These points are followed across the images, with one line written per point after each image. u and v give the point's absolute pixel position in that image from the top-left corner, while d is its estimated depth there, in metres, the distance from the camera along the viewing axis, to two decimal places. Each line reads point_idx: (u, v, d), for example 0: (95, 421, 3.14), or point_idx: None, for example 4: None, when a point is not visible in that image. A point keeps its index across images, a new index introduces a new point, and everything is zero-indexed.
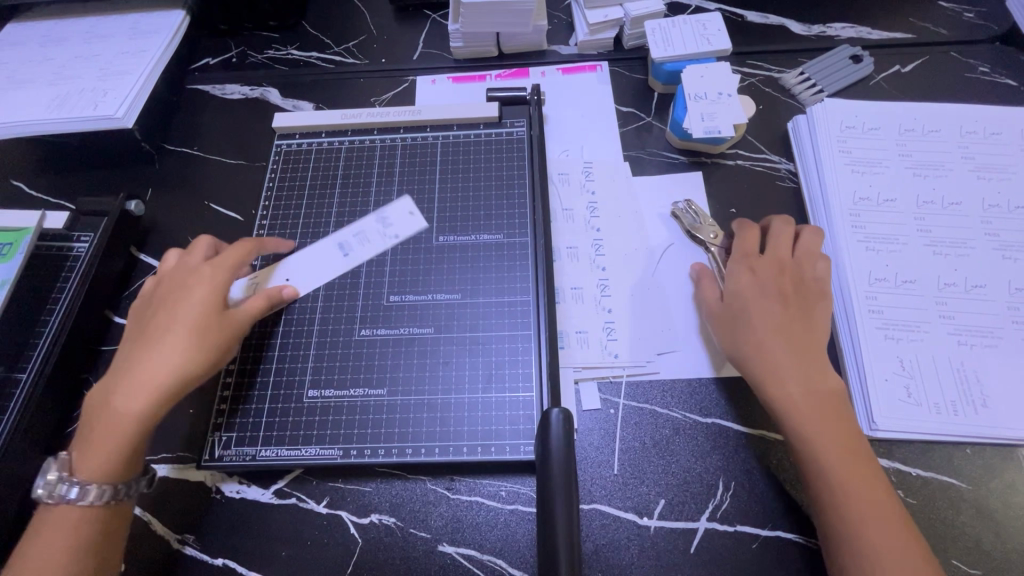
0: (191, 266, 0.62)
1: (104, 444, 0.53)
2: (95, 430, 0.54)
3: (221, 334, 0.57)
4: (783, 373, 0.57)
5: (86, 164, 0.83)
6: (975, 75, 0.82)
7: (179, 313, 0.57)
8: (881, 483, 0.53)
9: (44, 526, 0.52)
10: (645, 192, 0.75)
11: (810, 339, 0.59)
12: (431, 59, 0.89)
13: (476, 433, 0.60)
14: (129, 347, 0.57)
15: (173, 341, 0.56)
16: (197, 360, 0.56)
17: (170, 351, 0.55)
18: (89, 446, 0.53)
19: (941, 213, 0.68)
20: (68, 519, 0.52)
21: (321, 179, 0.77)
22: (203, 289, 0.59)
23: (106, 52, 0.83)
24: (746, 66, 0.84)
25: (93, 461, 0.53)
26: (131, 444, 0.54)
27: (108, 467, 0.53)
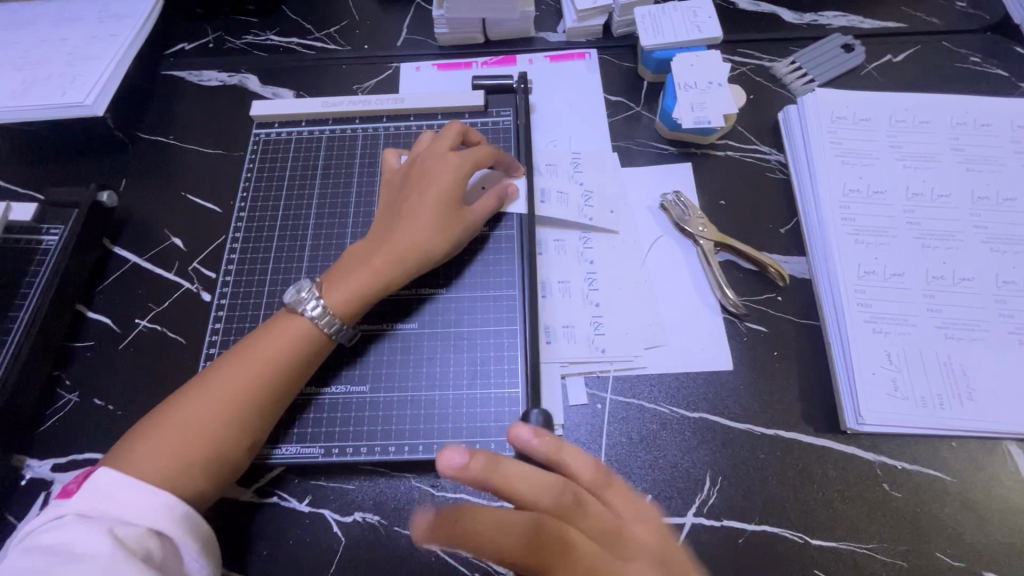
0: (427, 164, 0.64)
1: (256, 365, 0.54)
2: (239, 351, 0.55)
3: (451, 233, 0.62)
4: (577, 542, 0.46)
5: (56, 153, 0.79)
6: (965, 65, 0.81)
7: (409, 219, 0.61)
8: None
9: (228, 371, 0.54)
10: (634, 184, 0.74)
11: (591, 546, 0.46)
12: (416, 45, 0.87)
13: (462, 431, 0.59)
14: (221, 369, 0.54)
15: (401, 248, 0.60)
16: (424, 264, 0.61)
17: (256, 394, 0.54)
18: (232, 361, 0.54)
19: (930, 205, 0.68)
20: (218, 404, 0.52)
21: (301, 169, 0.75)
22: (446, 192, 0.62)
23: (76, 36, 0.80)
24: (737, 55, 0.83)
25: (239, 376, 0.53)
26: (282, 385, 0.55)
27: (251, 394, 0.53)
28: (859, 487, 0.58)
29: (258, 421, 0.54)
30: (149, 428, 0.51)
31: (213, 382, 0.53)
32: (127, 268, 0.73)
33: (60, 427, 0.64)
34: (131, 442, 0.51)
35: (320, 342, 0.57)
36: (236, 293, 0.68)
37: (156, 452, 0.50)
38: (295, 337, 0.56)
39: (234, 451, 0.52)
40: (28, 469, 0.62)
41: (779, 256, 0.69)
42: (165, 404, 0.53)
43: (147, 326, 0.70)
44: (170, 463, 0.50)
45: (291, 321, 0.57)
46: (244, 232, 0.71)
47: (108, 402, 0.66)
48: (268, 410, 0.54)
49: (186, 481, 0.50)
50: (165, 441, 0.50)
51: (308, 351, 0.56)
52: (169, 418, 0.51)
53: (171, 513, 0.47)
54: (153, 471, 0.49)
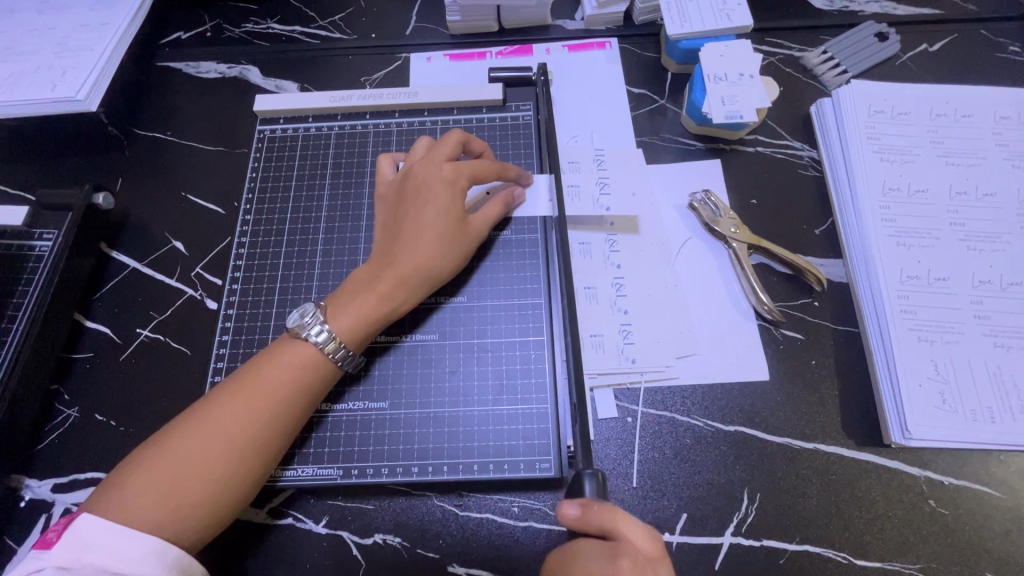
0: (425, 175, 0.59)
1: (261, 399, 0.50)
2: (240, 383, 0.51)
3: (459, 249, 0.59)
4: None
5: (47, 151, 0.75)
6: (1005, 55, 0.77)
7: (413, 238, 0.57)
8: None
9: (211, 424, 0.49)
10: (661, 183, 0.70)
11: None
12: (426, 34, 0.82)
13: (488, 449, 0.56)
14: (228, 400, 0.50)
15: (408, 271, 0.56)
16: (434, 284, 0.58)
17: (270, 424, 0.50)
18: (232, 394, 0.51)
19: (974, 205, 0.64)
20: (217, 442, 0.48)
21: (309, 169, 0.70)
22: (451, 207, 0.58)
23: (64, 25, 0.75)
24: (766, 44, 0.78)
25: (241, 412, 0.50)
26: (287, 420, 0.51)
27: (254, 432, 0.50)
28: (904, 503, 0.55)
29: (261, 461, 0.50)
30: (140, 465, 0.48)
31: (212, 418, 0.49)
32: (126, 274, 0.69)
33: (60, 445, 0.61)
34: (120, 481, 0.47)
35: (326, 373, 0.54)
36: (243, 302, 0.64)
37: (149, 496, 0.46)
38: (299, 368, 0.52)
39: (235, 493, 0.49)
40: (28, 490, 0.59)
41: (815, 259, 0.66)
42: (158, 439, 0.49)
43: (149, 336, 0.66)
44: (164, 508, 0.46)
45: (295, 351, 0.53)
46: (250, 236, 0.67)
47: (110, 417, 0.62)
48: (271, 448, 0.51)
49: (182, 527, 0.47)
50: (154, 497, 0.46)
51: (313, 384, 0.53)
52: (162, 456, 0.48)
53: (161, 560, 0.44)
54: (147, 516, 0.46)
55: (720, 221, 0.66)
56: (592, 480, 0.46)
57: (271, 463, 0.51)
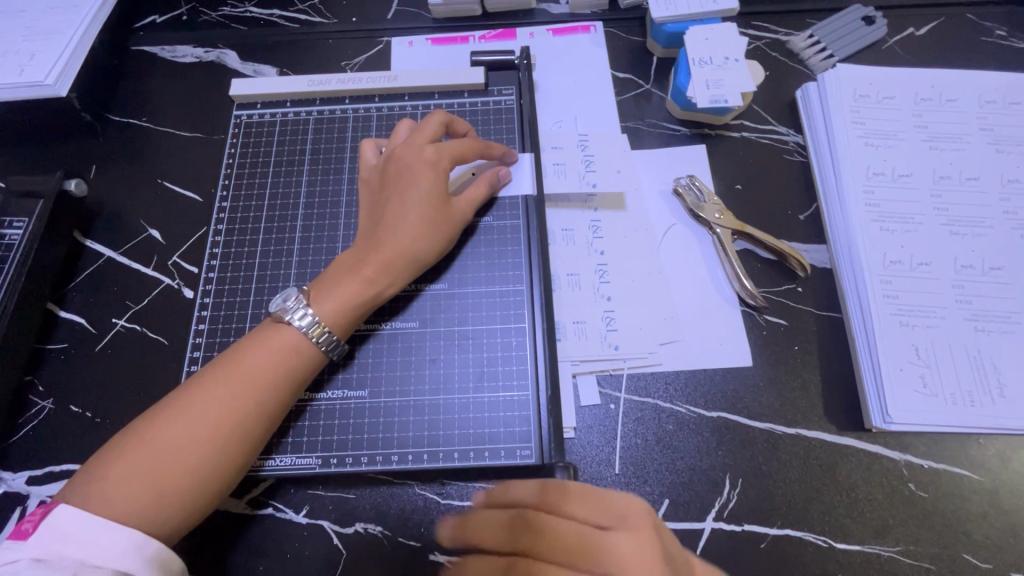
0: (407, 157, 0.58)
1: (242, 388, 0.49)
2: (223, 369, 0.50)
3: (444, 232, 0.58)
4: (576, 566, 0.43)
5: (18, 138, 0.73)
6: (991, 39, 0.76)
7: (397, 222, 0.56)
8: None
9: (192, 413, 0.48)
10: (645, 169, 0.70)
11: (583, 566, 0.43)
12: (408, 18, 0.80)
13: (469, 437, 0.55)
14: (208, 389, 0.49)
15: (392, 254, 0.55)
16: (419, 268, 0.57)
17: (253, 412, 0.49)
18: (215, 382, 0.50)
19: (957, 189, 0.64)
20: (201, 430, 0.48)
21: (287, 155, 0.69)
22: (434, 189, 0.57)
23: (32, 7, 0.73)
24: (751, 28, 0.77)
25: (223, 399, 0.49)
26: (272, 406, 0.51)
27: (239, 420, 0.49)
28: (885, 486, 0.55)
29: (246, 448, 0.49)
30: (119, 455, 0.46)
31: (192, 406, 0.48)
32: (101, 263, 0.68)
33: (34, 437, 0.60)
34: (99, 472, 0.46)
35: (311, 359, 0.53)
36: (220, 290, 0.63)
37: (129, 486, 0.45)
38: (284, 354, 0.52)
39: (220, 481, 0.48)
40: (2, 482, 0.58)
41: (799, 244, 0.65)
42: (139, 427, 0.48)
43: (124, 326, 0.65)
44: (146, 498, 0.45)
45: (279, 336, 0.52)
46: (227, 224, 0.66)
47: (86, 408, 0.61)
48: (256, 435, 0.50)
49: (165, 516, 0.46)
50: (132, 490, 0.45)
51: (299, 371, 0.52)
52: (142, 445, 0.47)
53: (139, 553, 0.43)
54: (128, 506, 0.45)
55: (703, 206, 0.65)
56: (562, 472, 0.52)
57: (256, 450, 0.51)
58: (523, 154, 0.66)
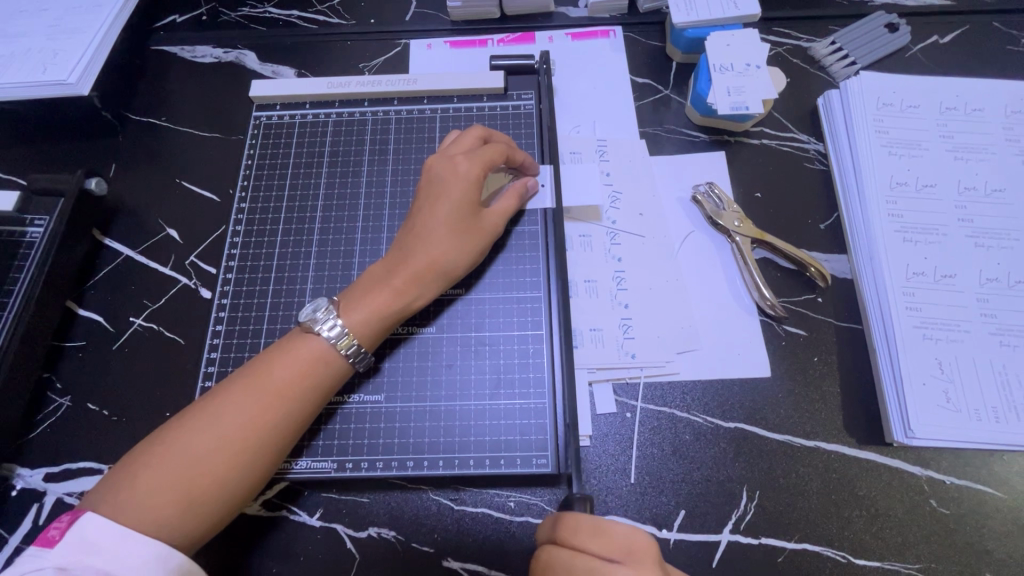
0: (442, 170, 0.58)
1: (270, 399, 0.50)
2: (251, 379, 0.50)
3: (475, 246, 0.58)
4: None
5: (39, 136, 0.74)
6: (1016, 48, 0.75)
7: (428, 234, 0.56)
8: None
9: (221, 423, 0.48)
10: (664, 175, 0.69)
11: None
12: (426, 20, 0.80)
13: (485, 444, 0.55)
14: (237, 398, 0.49)
15: (423, 267, 0.55)
16: (449, 282, 0.57)
17: (280, 423, 0.50)
18: (243, 391, 0.50)
19: (983, 200, 0.63)
20: (226, 441, 0.47)
21: (305, 156, 0.69)
22: (468, 202, 0.57)
23: (56, 6, 0.73)
24: (773, 34, 0.77)
25: (252, 409, 0.49)
26: (298, 417, 0.51)
27: (266, 431, 0.49)
28: (906, 502, 0.54)
29: (271, 458, 0.50)
30: (146, 463, 0.46)
31: (221, 416, 0.48)
32: (119, 262, 0.68)
33: (52, 434, 0.60)
34: (124, 481, 0.46)
35: (337, 371, 0.53)
36: (238, 291, 0.63)
37: (155, 496, 0.45)
38: (310, 364, 0.52)
39: (244, 491, 0.48)
40: (20, 479, 0.59)
41: (820, 254, 0.65)
42: (163, 435, 0.48)
43: (143, 325, 0.65)
44: (172, 508, 0.45)
45: (307, 346, 0.52)
46: (246, 224, 0.66)
47: (103, 406, 0.61)
48: (282, 445, 0.50)
49: (189, 526, 0.46)
50: (160, 499, 0.45)
51: (324, 381, 0.52)
52: (167, 455, 0.47)
53: (163, 565, 0.43)
54: (153, 517, 0.45)
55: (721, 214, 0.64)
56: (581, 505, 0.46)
57: (280, 460, 0.51)
58: (544, 166, 0.65)
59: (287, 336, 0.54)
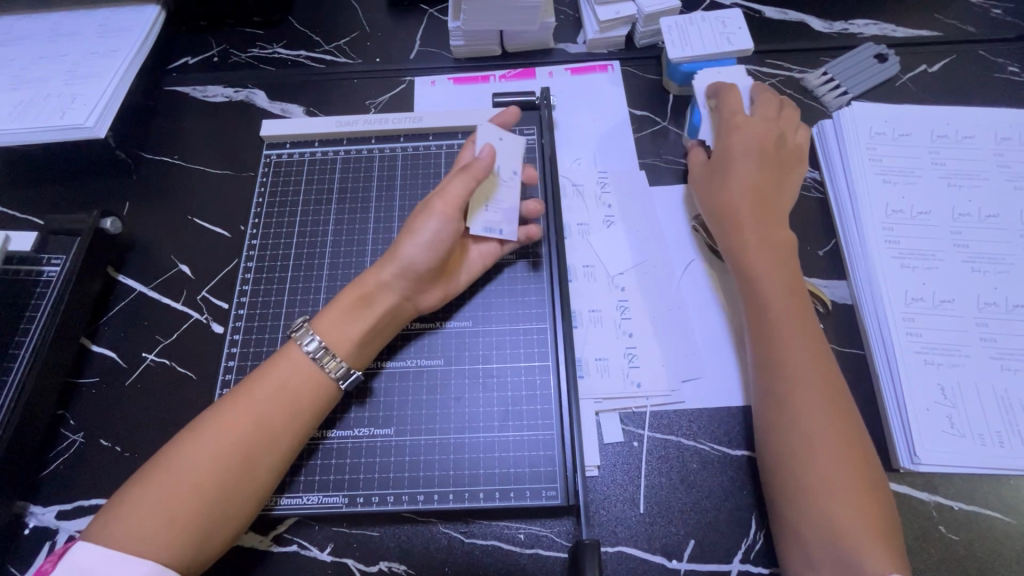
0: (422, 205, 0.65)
1: (249, 415, 0.51)
2: (235, 397, 0.52)
3: (414, 236, 0.58)
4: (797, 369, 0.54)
5: (57, 176, 0.76)
6: (1003, 76, 0.78)
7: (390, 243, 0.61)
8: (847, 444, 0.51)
9: (204, 439, 0.49)
10: (664, 205, 0.71)
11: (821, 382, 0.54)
12: (430, 58, 0.83)
13: (494, 476, 0.56)
14: (222, 414, 0.51)
15: (380, 265, 0.58)
16: (379, 271, 0.58)
17: (260, 436, 0.51)
18: (226, 409, 0.51)
19: (978, 226, 0.65)
20: (212, 457, 0.49)
21: (315, 193, 0.71)
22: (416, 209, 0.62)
23: (74, 53, 0.76)
24: (766, 66, 0.79)
25: (232, 425, 0.50)
26: (279, 431, 0.52)
27: (245, 445, 0.50)
28: (916, 528, 0.55)
29: (253, 475, 0.50)
30: (136, 486, 0.48)
31: (205, 433, 0.50)
32: (133, 298, 0.69)
33: (65, 471, 0.61)
34: (118, 506, 0.47)
35: (318, 386, 0.54)
36: (249, 326, 0.65)
37: (144, 514, 0.46)
38: (290, 378, 0.53)
39: (229, 510, 0.49)
40: (33, 517, 0.59)
41: (820, 280, 0.66)
42: (156, 456, 0.50)
43: (154, 360, 0.66)
44: (156, 528, 0.46)
45: (288, 362, 0.54)
46: (257, 259, 0.68)
47: (115, 443, 0.62)
48: (264, 462, 0.51)
49: (179, 547, 0.46)
50: (144, 521, 0.46)
51: (303, 395, 0.53)
52: (155, 476, 0.48)
53: None
54: (142, 535, 0.45)
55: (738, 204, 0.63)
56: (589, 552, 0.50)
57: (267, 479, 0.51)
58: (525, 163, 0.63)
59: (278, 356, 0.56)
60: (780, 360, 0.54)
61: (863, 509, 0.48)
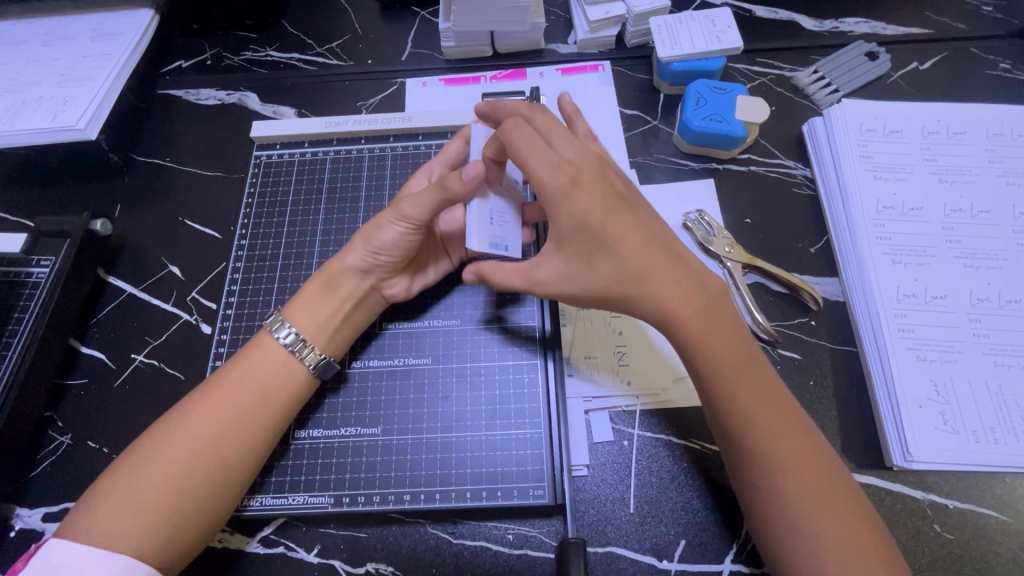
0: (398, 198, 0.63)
1: (223, 409, 0.51)
2: (207, 391, 0.52)
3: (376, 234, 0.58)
4: (768, 393, 0.49)
5: (50, 179, 0.76)
6: (995, 73, 0.77)
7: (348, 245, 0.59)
8: (833, 479, 0.47)
9: (179, 434, 0.49)
10: (655, 203, 0.70)
11: (787, 414, 0.48)
12: (421, 60, 0.83)
13: (481, 476, 0.55)
14: (194, 410, 0.51)
15: (338, 266, 0.58)
16: (345, 258, 0.58)
17: (233, 432, 0.50)
18: (199, 403, 0.51)
19: (969, 222, 0.64)
20: (187, 451, 0.49)
21: (304, 194, 0.71)
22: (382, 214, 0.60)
23: (68, 56, 0.77)
24: (756, 65, 0.79)
25: (206, 419, 0.50)
26: (253, 427, 0.51)
27: (218, 440, 0.50)
28: (909, 528, 0.54)
29: (227, 471, 0.50)
30: (109, 483, 0.48)
31: (178, 427, 0.50)
32: (123, 300, 0.69)
33: (52, 474, 0.61)
34: (93, 503, 0.47)
35: (294, 378, 0.54)
36: (237, 326, 0.65)
37: (118, 509, 0.46)
38: (265, 372, 0.53)
39: (203, 507, 0.48)
40: (19, 519, 0.59)
41: (811, 278, 0.65)
42: (129, 452, 0.50)
43: (143, 361, 0.66)
44: (130, 524, 0.46)
45: (261, 354, 0.54)
46: (246, 260, 0.68)
47: (103, 444, 0.62)
48: (239, 457, 0.50)
49: (151, 540, 0.46)
50: (117, 518, 0.46)
51: (277, 389, 0.53)
52: (127, 472, 0.48)
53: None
54: (116, 531, 0.45)
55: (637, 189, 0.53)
56: (575, 550, 0.49)
57: (241, 475, 0.51)
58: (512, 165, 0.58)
59: (251, 352, 0.55)
60: (743, 383, 0.48)
61: (849, 534, 0.45)
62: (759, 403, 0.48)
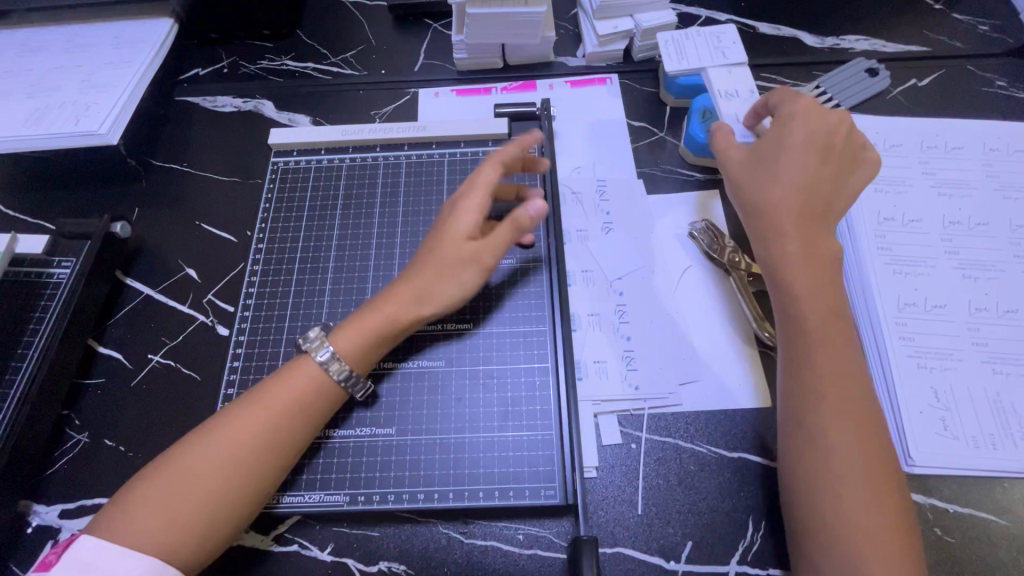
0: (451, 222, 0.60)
1: (258, 423, 0.52)
2: (245, 404, 0.53)
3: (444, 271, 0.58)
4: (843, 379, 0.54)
5: (68, 183, 0.78)
6: (991, 90, 0.80)
7: (408, 276, 0.59)
8: (883, 472, 0.51)
9: (214, 446, 0.50)
10: (662, 212, 0.72)
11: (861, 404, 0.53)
12: (434, 70, 0.85)
13: (494, 477, 0.56)
14: (232, 423, 0.52)
15: (401, 296, 0.58)
16: (403, 292, 0.58)
17: (267, 446, 0.51)
18: (235, 416, 0.52)
19: (967, 234, 0.66)
20: (222, 462, 0.50)
21: (320, 200, 0.73)
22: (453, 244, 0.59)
23: (89, 63, 0.79)
24: (760, 79, 0.81)
25: (241, 433, 0.51)
26: (285, 442, 0.52)
27: (252, 453, 0.51)
28: None
29: (257, 484, 0.51)
30: (142, 488, 0.49)
31: (214, 439, 0.51)
32: (139, 301, 0.71)
33: (68, 472, 0.62)
34: (124, 507, 0.48)
35: (328, 397, 0.55)
36: (254, 328, 0.66)
37: (149, 516, 0.47)
38: (302, 390, 0.54)
39: (231, 518, 0.49)
40: (35, 516, 0.60)
41: None
42: (162, 459, 0.51)
43: (160, 361, 0.67)
44: (161, 531, 0.47)
45: (299, 371, 0.55)
46: (263, 263, 0.69)
47: (119, 443, 0.63)
48: (269, 471, 0.51)
49: (180, 547, 0.47)
50: (148, 526, 0.47)
51: (311, 407, 0.54)
52: (161, 480, 0.49)
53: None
54: (146, 537, 0.46)
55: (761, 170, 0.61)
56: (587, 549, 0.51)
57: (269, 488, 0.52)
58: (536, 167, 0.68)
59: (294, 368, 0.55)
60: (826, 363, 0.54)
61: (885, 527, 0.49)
62: (833, 388, 0.53)
